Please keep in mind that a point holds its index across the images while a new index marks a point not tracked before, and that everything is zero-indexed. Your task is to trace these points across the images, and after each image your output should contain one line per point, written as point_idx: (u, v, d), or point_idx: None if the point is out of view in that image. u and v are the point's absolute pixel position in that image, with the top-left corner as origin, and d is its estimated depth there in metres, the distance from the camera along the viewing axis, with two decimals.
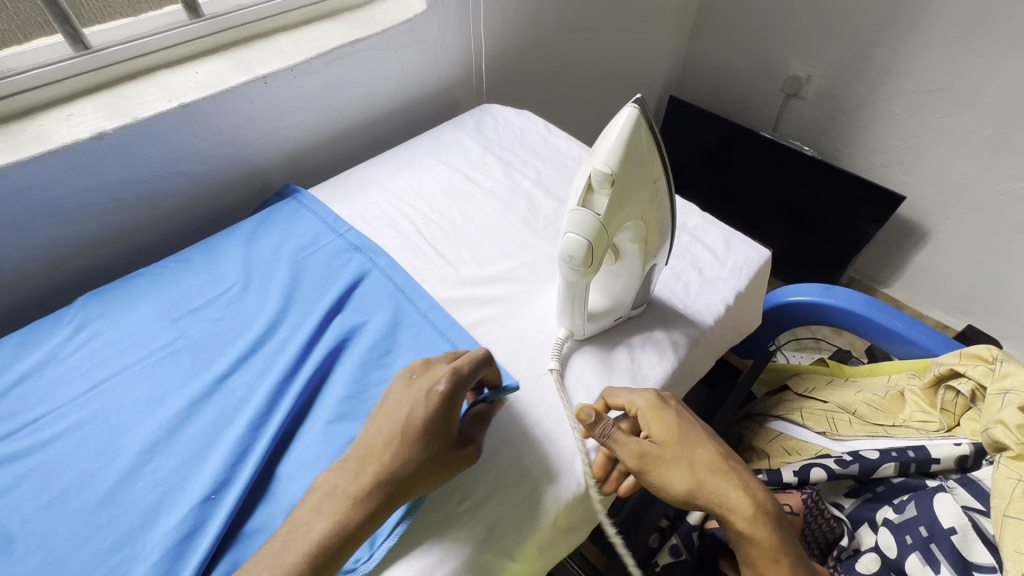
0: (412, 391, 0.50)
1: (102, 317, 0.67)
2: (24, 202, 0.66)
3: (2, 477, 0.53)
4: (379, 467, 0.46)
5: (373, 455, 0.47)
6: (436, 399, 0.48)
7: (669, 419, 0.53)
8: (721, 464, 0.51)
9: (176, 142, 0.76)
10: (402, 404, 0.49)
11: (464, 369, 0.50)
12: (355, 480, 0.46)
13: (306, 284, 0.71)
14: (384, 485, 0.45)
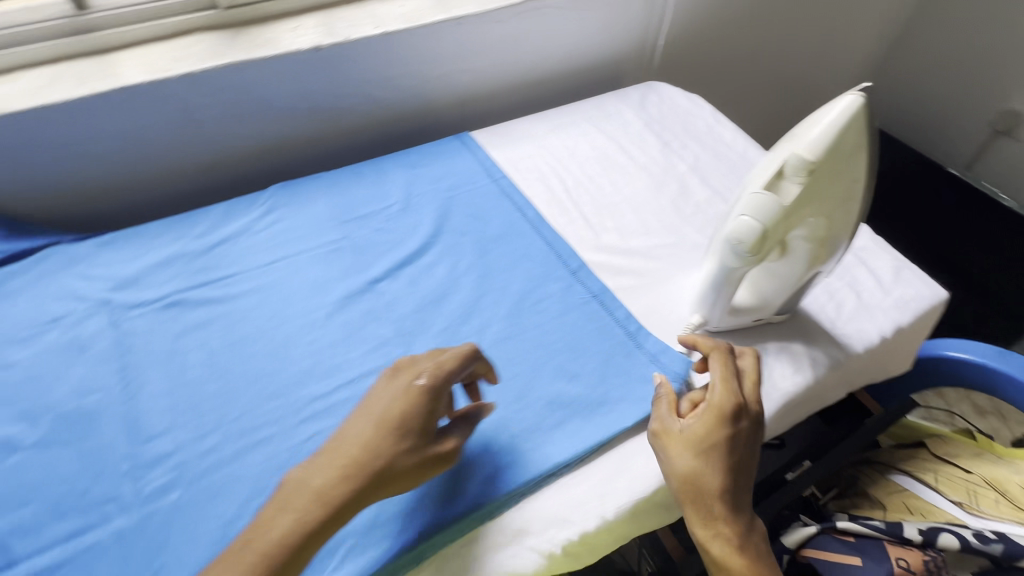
0: (385, 387, 0.48)
1: (288, 205, 0.76)
2: (249, 95, 0.77)
3: (198, 315, 0.63)
4: (359, 457, 0.44)
5: (348, 447, 0.44)
6: (415, 396, 0.47)
7: (713, 430, 0.49)
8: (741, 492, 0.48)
9: (372, 66, 0.83)
10: (379, 399, 0.47)
11: (444, 367, 0.49)
12: (336, 464, 0.44)
13: (457, 218, 0.76)
14: (366, 476, 0.43)
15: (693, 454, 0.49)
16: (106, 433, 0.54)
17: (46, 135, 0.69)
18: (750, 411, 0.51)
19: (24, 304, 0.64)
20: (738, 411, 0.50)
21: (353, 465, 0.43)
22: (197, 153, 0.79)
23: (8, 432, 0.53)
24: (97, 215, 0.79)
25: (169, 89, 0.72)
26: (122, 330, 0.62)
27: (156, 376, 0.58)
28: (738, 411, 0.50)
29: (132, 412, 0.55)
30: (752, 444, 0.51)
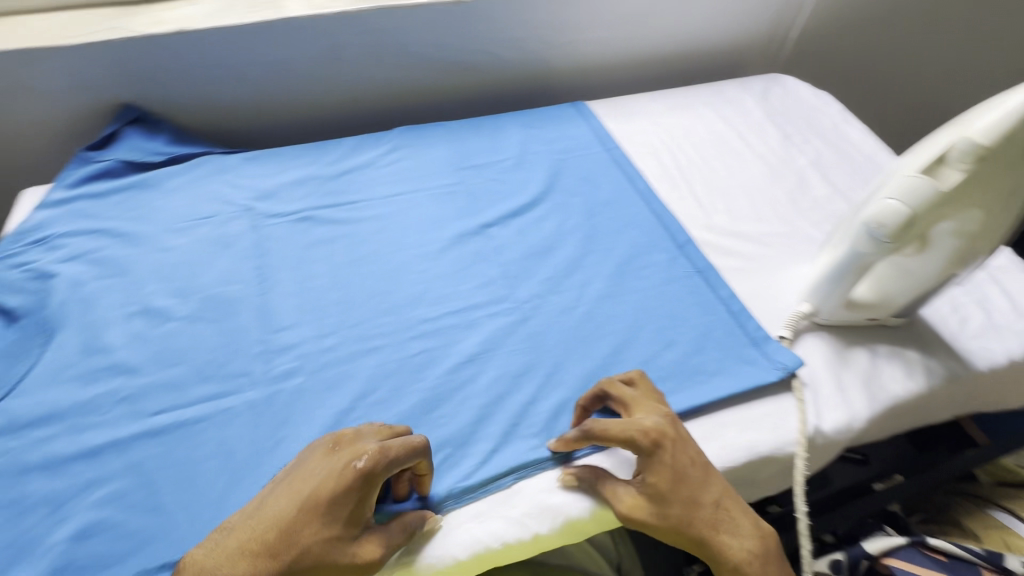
0: (319, 466, 0.44)
1: (411, 146, 0.80)
2: (390, 40, 0.82)
3: (324, 232, 0.69)
4: (273, 539, 0.41)
5: (265, 523, 0.42)
6: (346, 483, 0.43)
7: (662, 469, 0.47)
8: (701, 516, 0.47)
9: (506, 25, 0.86)
10: (310, 474, 0.44)
11: (390, 453, 0.44)
12: (252, 539, 0.42)
13: (568, 181, 0.78)
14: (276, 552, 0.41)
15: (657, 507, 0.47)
16: (243, 318, 0.60)
17: (216, 54, 0.76)
18: (640, 434, 0.48)
19: (181, 200, 0.71)
20: (622, 440, 0.48)
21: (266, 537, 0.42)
22: (335, 89, 0.85)
23: (164, 303, 0.61)
24: (241, 136, 0.87)
25: (324, 25, 0.78)
26: (261, 234, 0.68)
27: (286, 277, 0.64)
28: (623, 440, 0.48)
29: (265, 305, 0.61)
30: (665, 462, 0.47)
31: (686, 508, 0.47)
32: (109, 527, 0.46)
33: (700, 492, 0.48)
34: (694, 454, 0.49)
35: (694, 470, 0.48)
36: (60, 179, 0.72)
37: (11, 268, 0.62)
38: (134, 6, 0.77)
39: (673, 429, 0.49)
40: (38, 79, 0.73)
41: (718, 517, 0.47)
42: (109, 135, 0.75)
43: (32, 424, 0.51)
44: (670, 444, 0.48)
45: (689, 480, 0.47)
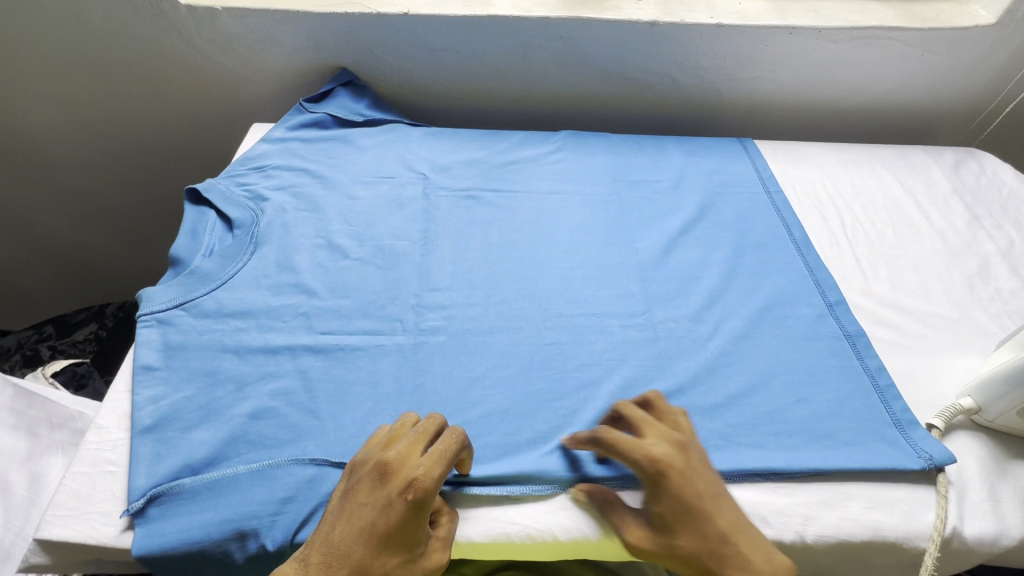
0: (365, 495, 0.45)
1: (574, 150, 0.84)
2: (578, 50, 0.87)
3: (485, 212, 0.75)
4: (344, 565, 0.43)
5: (333, 552, 0.44)
6: (403, 511, 0.44)
7: (665, 499, 0.47)
8: (707, 553, 0.46)
9: (691, 52, 0.87)
10: (361, 503, 0.45)
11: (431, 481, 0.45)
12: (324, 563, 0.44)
13: (723, 214, 0.77)
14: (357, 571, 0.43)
15: (661, 536, 0.47)
16: (405, 271, 0.67)
17: (426, 38, 0.85)
18: (643, 459, 0.48)
19: (371, 158, 0.81)
20: (625, 459, 0.48)
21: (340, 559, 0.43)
22: (515, 85, 0.92)
23: (344, 243, 0.70)
24: (423, 111, 0.96)
25: (525, 27, 0.84)
26: (430, 202, 0.75)
27: (446, 246, 0.70)
28: (627, 460, 0.48)
29: (425, 264, 0.68)
30: (667, 489, 0.47)
31: (695, 542, 0.46)
32: (276, 415, 0.54)
33: (712, 526, 0.46)
34: (703, 486, 0.48)
35: (703, 502, 0.47)
36: (282, 121, 0.85)
37: (236, 186, 0.75)
38: None
39: (683, 459, 0.48)
40: (284, 36, 0.86)
41: (728, 554, 0.46)
42: (325, 92, 0.88)
43: (233, 316, 0.61)
44: (675, 473, 0.47)
45: (697, 513, 0.46)
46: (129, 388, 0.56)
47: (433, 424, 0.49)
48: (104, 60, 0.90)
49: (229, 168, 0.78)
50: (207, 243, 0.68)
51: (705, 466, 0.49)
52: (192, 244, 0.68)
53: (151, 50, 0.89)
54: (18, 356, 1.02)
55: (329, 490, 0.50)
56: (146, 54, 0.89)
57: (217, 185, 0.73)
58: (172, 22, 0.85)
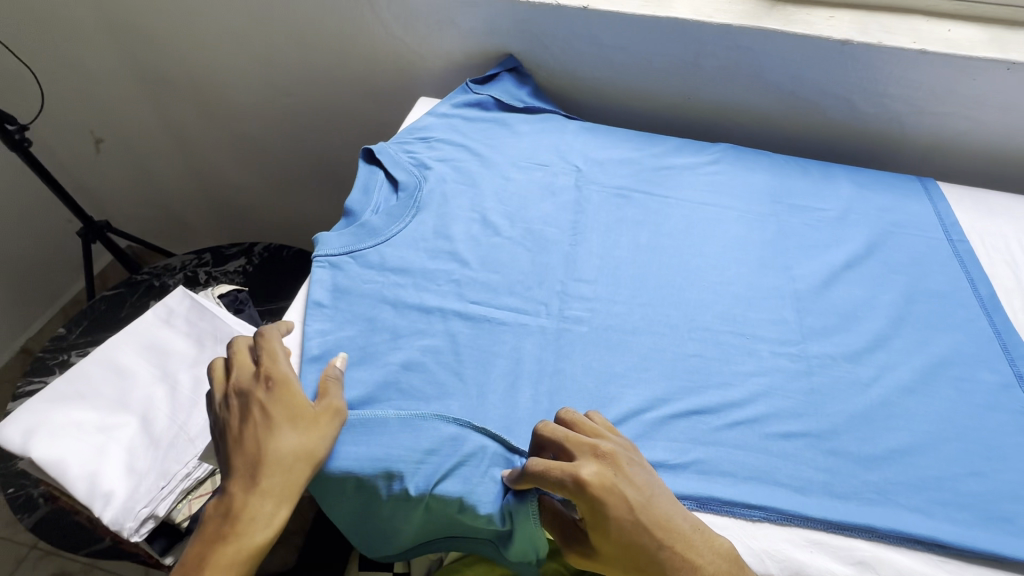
0: (242, 404, 0.52)
1: (732, 164, 0.81)
2: (753, 61, 0.84)
3: (636, 213, 0.74)
4: (271, 491, 0.48)
5: (253, 484, 0.48)
6: (278, 408, 0.51)
7: (600, 520, 0.45)
8: (648, 558, 0.45)
9: (881, 76, 0.81)
10: (258, 427, 0.50)
11: (268, 353, 0.54)
12: (248, 494, 0.48)
13: (896, 255, 0.71)
14: (286, 490, 0.49)
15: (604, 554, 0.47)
16: (553, 258, 0.68)
17: (598, 34, 0.86)
18: (570, 483, 0.45)
19: (527, 144, 0.83)
20: (553, 485, 0.46)
21: (262, 483, 0.48)
22: (677, 90, 0.90)
23: (497, 221, 0.72)
24: (574, 106, 0.98)
25: (703, 32, 0.82)
26: (582, 195, 0.76)
27: (594, 240, 0.70)
28: (556, 486, 0.46)
29: (573, 255, 0.69)
30: (601, 512, 0.45)
31: (636, 554, 0.46)
32: (424, 370, 0.57)
33: (650, 538, 0.45)
34: (630, 499, 0.46)
35: (642, 516, 0.46)
36: (450, 97, 0.89)
37: (403, 152, 0.79)
38: None
39: (609, 475, 0.46)
40: (464, 19, 0.90)
41: (662, 553, 0.45)
42: (492, 75, 0.91)
43: (393, 271, 0.65)
44: (608, 494, 0.45)
45: (634, 529, 0.45)
46: (301, 320, 0.61)
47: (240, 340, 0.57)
48: (300, 25, 0.99)
49: (399, 134, 0.83)
50: (376, 200, 0.73)
51: (632, 474, 0.47)
52: (363, 199, 0.73)
53: (342, 20, 0.97)
54: (181, 275, 1.16)
55: (471, 451, 0.51)
56: (336, 22, 0.97)
57: (388, 149, 0.79)
58: None
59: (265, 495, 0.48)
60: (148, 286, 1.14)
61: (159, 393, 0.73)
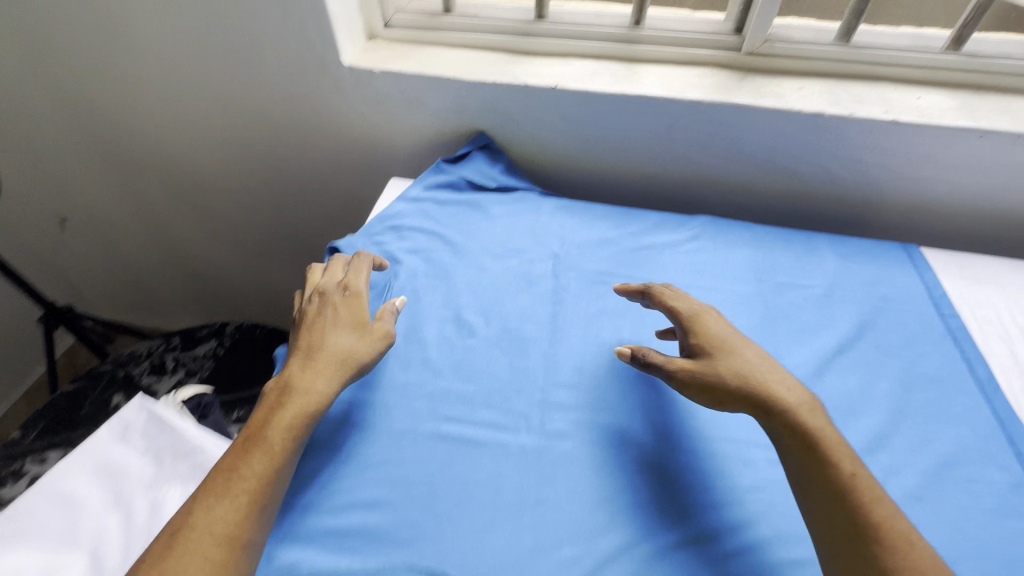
0: (322, 302, 0.62)
1: (712, 240, 0.80)
2: (726, 134, 0.83)
3: (617, 303, 0.71)
4: (326, 375, 0.56)
5: (313, 365, 0.56)
6: (349, 314, 0.61)
7: (710, 332, 0.59)
8: (753, 363, 0.56)
9: (855, 144, 0.80)
10: (333, 327, 0.60)
11: (360, 270, 0.66)
12: (312, 375, 0.56)
13: (889, 335, 0.68)
14: (336, 378, 0.56)
15: (714, 363, 0.56)
16: (532, 360, 0.64)
17: (568, 111, 0.85)
18: (681, 303, 0.63)
19: (501, 228, 0.80)
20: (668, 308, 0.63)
21: (326, 371, 0.56)
22: (652, 161, 0.89)
23: (472, 319, 0.68)
24: (551, 177, 0.96)
25: (674, 107, 0.81)
26: (560, 283, 0.73)
27: (574, 336, 0.67)
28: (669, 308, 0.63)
29: (553, 356, 0.65)
30: (706, 321, 0.60)
31: (727, 364, 0.56)
32: (394, 508, 0.52)
33: (753, 350, 0.57)
34: (729, 325, 0.60)
35: (732, 341, 0.59)
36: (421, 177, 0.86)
37: (372, 244, 0.76)
38: (519, 55, 0.91)
39: (710, 309, 0.63)
40: (432, 99, 0.89)
41: (762, 362, 0.56)
42: (463, 154, 0.89)
43: (361, 388, 0.61)
44: (707, 314, 0.62)
45: (738, 338, 0.59)
46: None
47: (337, 256, 0.69)
48: (263, 106, 0.97)
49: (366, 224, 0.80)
50: None
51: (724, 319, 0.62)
52: None
53: (309, 103, 0.95)
54: (147, 363, 1.11)
55: None
56: (301, 104, 0.95)
57: (356, 244, 0.75)
58: (333, 79, 0.90)
59: (313, 375, 0.56)
60: (111, 377, 1.08)
61: (111, 522, 0.67)
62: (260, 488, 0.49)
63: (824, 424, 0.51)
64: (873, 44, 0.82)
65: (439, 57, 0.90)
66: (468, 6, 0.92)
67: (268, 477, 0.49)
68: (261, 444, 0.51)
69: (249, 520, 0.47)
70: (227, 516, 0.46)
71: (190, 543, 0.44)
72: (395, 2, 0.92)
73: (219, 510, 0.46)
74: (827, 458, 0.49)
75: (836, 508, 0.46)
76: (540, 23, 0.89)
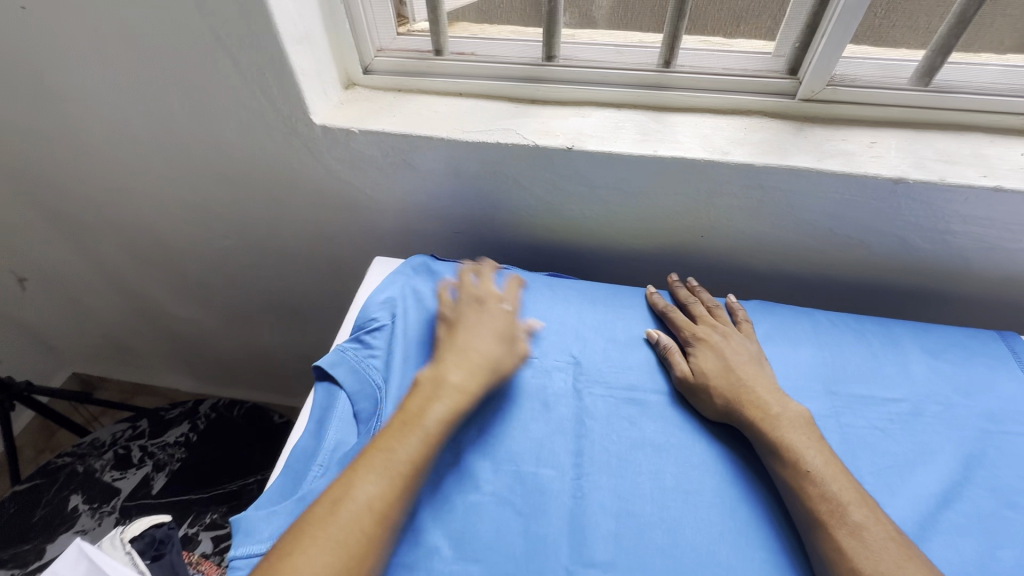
0: (472, 309, 0.63)
1: (770, 340, 0.65)
2: (781, 202, 0.68)
3: (655, 434, 0.57)
4: (465, 376, 0.56)
5: (466, 363, 0.57)
6: (490, 321, 0.62)
7: (711, 355, 0.61)
8: (747, 383, 0.58)
9: (943, 213, 0.65)
10: (496, 352, 0.60)
11: (489, 271, 0.70)
12: (462, 373, 0.56)
13: (1005, 475, 0.54)
14: (474, 376, 0.57)
15: (704, 377, 0.59)
16: (552, 526, 0.50)
17: (586, 174, 0.70)
18: (686, 325, 0.65)
19: None
20: (681, 327, 0.65)
21: (475, 371, 0.57)
22: (687, 228, 0.75)
23: (474, 465, 0.54)
24: (565, 243, 0.83)
25: (717, 173, 0.66)
26: (583, 405, 0.59)
27: (604, 484, 0.53)
28: (680, 328, 0.65)
29: (580, 518, 0.51)
30: (708, 345, 0.62)
31: (719, 372, 0.59)
32: None
33: (748, 373, 0.59)
34: (737, 347, 0.62)
35: (732, 363, 0.60)
36: (428, 271, 0.73)
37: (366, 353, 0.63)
38: (525, 105, 0.76)
39: (724, 326, 0.65)
40: (422, 161, 0.74)
41: (750, 383, 0.58)
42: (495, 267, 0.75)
43: None
44: (709, 339, 0.63)
45: (737, 359, 0.61)
46: None
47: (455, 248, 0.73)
48: (223, 167, 0.82)
49: (337, 342, 0.65)
50: (331, 439, 0.56)
51: (738, 309, 0.67)
52: (315, 440, 0.56)
53: (279, 166, 0.80)
54: (110, 454, 0.98)
55: None
56: (268, 164, 0.80)
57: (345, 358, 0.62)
58: (303, 140, 0.75)
59: (463, 368, 0.57)
60: (70, 473, 0.95)
61: None
62: (415, 475, 0.50)
63: (791, 432, 0.53)
64: (963, 85, 0.66)
65: (428, 109, 0.75)
66: (463, 43, 0.76)
67: (421, 467, 0.50)
68: (424, 435, 0.51)
69: (400, 501, 0.48)
70: (384, 491, 0.47)
71: (341, 511, 0.46)
72: (376, 43, 0.77)
73: (376, 489, 0.47)
74: (789, 458, 0.52)
75: (792, 495, 0.50)
76: (550, 64, 0.74)
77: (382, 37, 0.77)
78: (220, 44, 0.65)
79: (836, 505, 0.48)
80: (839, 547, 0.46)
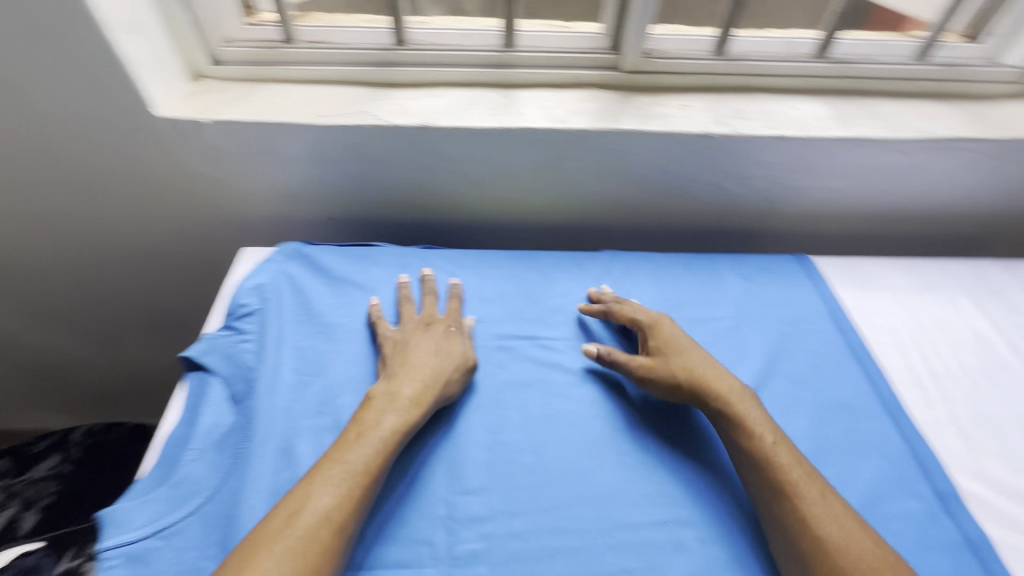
0: (410, 329, 0.63)
1: (619, 283, 0.74)
2: (618, 162, 0.78)
3: (522, 374, 0.63)
4: (418, 388, 0.56)
5: (411, 374, 0.58)
6: (435, 336, 0.63)
7: (665, 338, 0.62)
8: (704, 364, 0.60)
9: (744, 162, 0.77)
10: (443, 362, 0.60)
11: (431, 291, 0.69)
12: (410, 382, 0.57)
13: (798, 364, 0.66)
14: (423, 382, 0.57)
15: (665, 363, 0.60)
16: (429, 466, 0.55)
17: (445, 149, 0.75)
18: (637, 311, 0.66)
19: (384, 294, 0.70)
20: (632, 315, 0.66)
21: (426, 381, 0.57)
22: (544, 193, 0.83)
23: None
24: (438, 219, 0.87)
25: (559, 139, 0.74)
26: None
27: (478, 423, 0.59)
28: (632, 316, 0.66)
29: (456, 455, 0.56)
30: (661, 330, 0.64)
31: (673, 355, 0.61)
32: None
33: (699, 352, 0.62)
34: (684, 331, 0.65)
35: (683, 343, 0.62)
36: (302, 256, 0.74)
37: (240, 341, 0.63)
38: (382, 88, 0.79)
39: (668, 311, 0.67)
40: (283, 148, 0.75)
41: (707, 366, 0.60)
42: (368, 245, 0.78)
43: (218, 544, 0.49)
44: (661, 323, 0.64)
45: (686, 341, 0.63)
46: None
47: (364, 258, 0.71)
48: (64, 170, 0.77)
49: (207, 332, 0.65)
50: (206, 424, 0.56)
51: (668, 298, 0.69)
52: (188, 429, 0.56)
53: (129, 164, 0.77)
54: None
55: None
56: (116, 163, 0.76)
57: (215, 346, 0.62)
58: (152, 134, 0.73)
59: (408, 377, 0.57)
60: None
61: None
62: (369, 478, 0.49)
63: (750, 406, 0.56)
64: (749, 53, 0.79)
65: (284, 97, 0.76)
66: (312, 31, 0.78)
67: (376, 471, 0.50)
68: (374, 439, 0.51)
69: (357, 506, 0.47)
70: (338, 497, 0.47)
71: (296, 524, 0.44)
72: (221, 33, 0.76)
73: (330, 497, 0.46)
74: (748, 432, 0.54)
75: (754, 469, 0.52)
76: (401, 48, 0.77)
77: (226, 26, 0.76)
78: (37, 35, 0.62)
79: (794, 477, 0.51)
80: (801, 516, 0.49)
